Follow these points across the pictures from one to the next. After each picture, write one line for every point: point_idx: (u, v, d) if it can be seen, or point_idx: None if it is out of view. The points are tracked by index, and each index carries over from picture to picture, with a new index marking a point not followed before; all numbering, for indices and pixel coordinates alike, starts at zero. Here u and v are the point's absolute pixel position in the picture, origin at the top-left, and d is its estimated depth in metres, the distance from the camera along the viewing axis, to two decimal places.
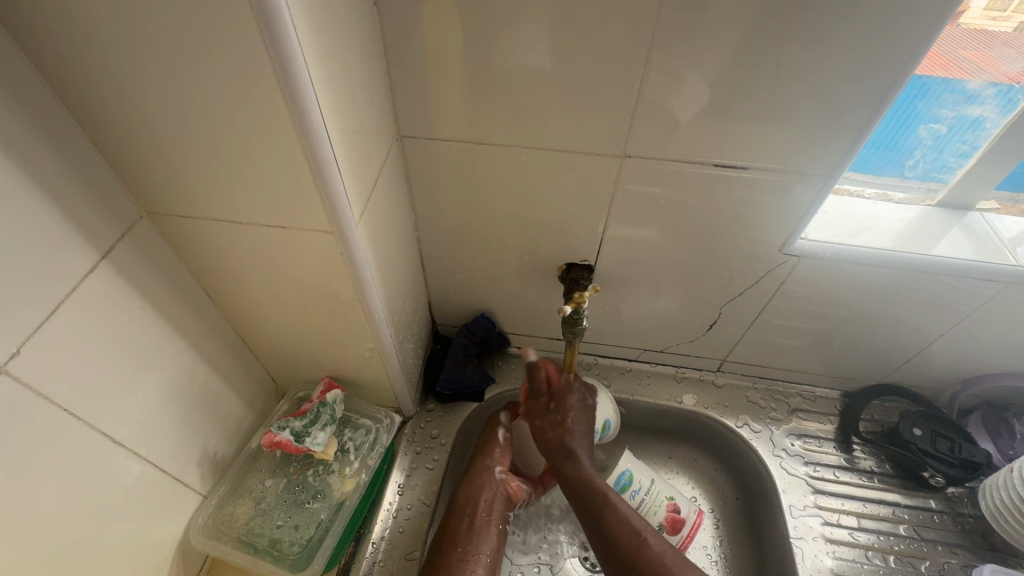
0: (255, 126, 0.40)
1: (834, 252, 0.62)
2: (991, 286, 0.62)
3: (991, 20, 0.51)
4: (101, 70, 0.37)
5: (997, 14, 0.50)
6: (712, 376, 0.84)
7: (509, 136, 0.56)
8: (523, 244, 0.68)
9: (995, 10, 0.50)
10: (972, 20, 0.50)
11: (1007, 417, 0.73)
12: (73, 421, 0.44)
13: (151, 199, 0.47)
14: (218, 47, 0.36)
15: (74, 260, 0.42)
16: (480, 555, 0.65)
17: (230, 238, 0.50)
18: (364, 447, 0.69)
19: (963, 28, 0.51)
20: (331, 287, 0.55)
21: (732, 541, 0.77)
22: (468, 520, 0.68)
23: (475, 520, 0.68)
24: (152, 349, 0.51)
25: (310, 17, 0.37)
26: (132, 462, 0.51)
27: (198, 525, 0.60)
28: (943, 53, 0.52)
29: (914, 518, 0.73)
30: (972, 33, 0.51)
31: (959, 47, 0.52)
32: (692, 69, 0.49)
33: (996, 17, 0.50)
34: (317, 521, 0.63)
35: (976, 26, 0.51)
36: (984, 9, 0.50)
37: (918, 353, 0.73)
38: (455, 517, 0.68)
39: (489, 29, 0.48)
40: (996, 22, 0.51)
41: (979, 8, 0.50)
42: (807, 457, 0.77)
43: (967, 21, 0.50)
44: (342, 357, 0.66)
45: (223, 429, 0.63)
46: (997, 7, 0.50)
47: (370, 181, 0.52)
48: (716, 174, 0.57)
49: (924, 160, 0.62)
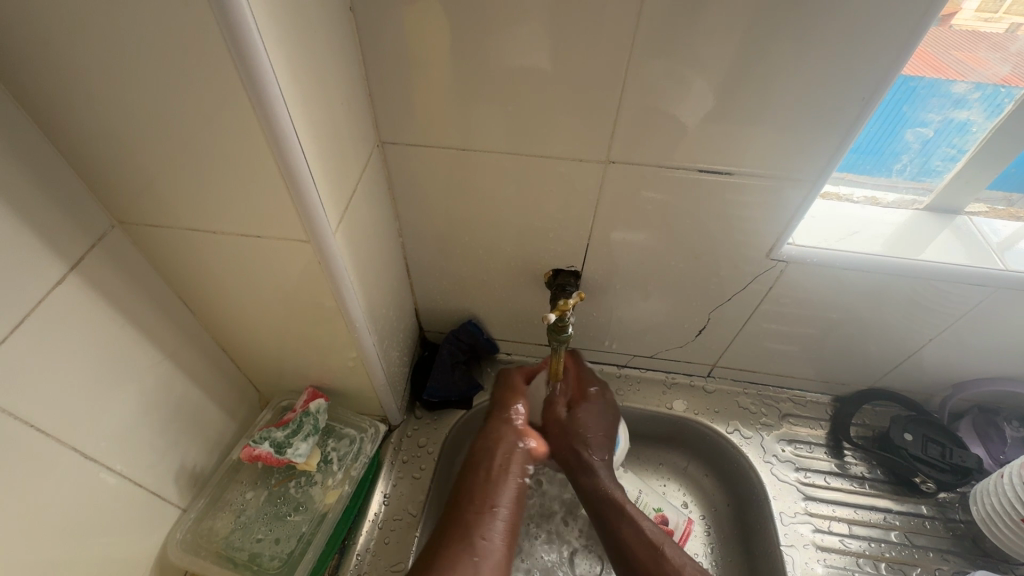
0: (225, 135, 0.39)
1: (821, 257, 0.61)
2: (979, 291, 0.61)
3: (984, 21, 0.50)
4: (65, 77, 0.36)
5: (989, 15, 0.49)
6: (702, 381, 0.83)
7: (491, 141, 0.56)
8: (509, 250, 0.68)
9: (987, 12, 0.49)
10: (964, 21, 0.49)
11: (997, 420, 0.74)
12: (42, 438, 0.43)
13: (124, 209, 0.46)
14: (182, 54, 0.35)
15: (41, 273, 0.41)
16: (504, 505, 0.59)
17: (204, 247, 0.49)
18: (347, 458, 0.68)
19: (955, 30, 0.50)
20: (311, 295, 0.54)
21: (724, 548, 0.76)
22: (487, 474, 0.61)
23: (496, 475, 0.61)
24: (126, 361, 0.50)
25: (278, 24, 0.37)
26: (106, 477, 0.50)
27: (176, 540, 0.58)
28: (936, 54, 0.51)
29: (905, 524, 0.72)
30: (965, 35, 0.50)
31: (950, 49, 0.51)
32: (672, 75, 0.48)
33: (989, 18, 0.49)
34: (298, 534, 0.63)
35: (969, 28, 0.50)
36: (975, 10, 0.49)
37: (908, 357, 0.73)
38: (475, 470, 0.62)
39: (469, 33, 0.48)
40: (989, 23, 0.50)
41: (971, 10, 0.48)
42: (797, 462, 0.76)
43: (960, 22, 0.49)
44: (325, 366, 0.65)
45: (202, 441, 0.62)
46: (989, 9, 0.49)
47: (348, 189, 0.51)
48: (702, 179, 0.56)
49: (911, 164, 0.61)
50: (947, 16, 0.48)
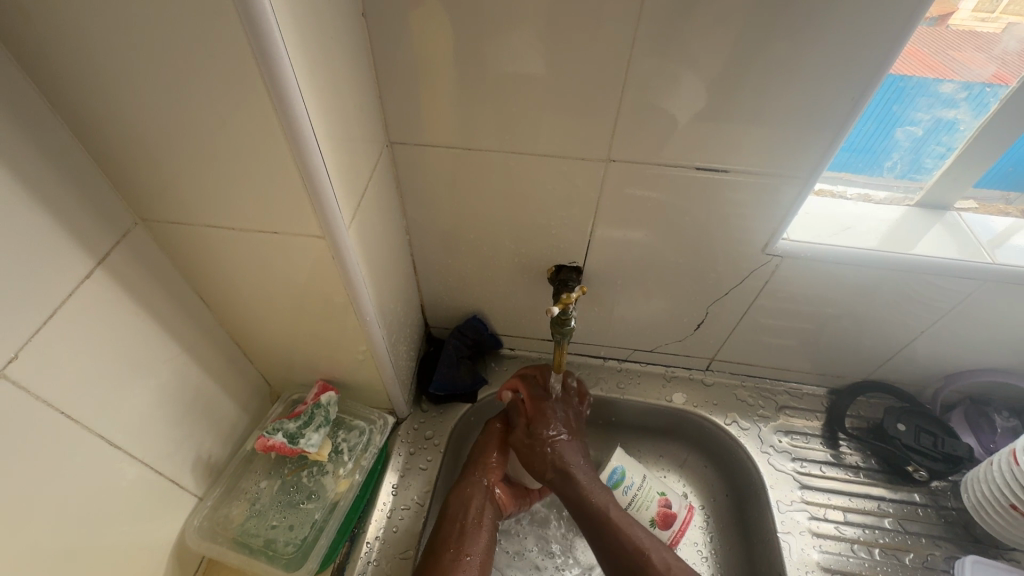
0: (245, 135, 0.41)
1: (815, 251, 0.63)
2: (968, 284, 0.63)
3: (980, 21, 0.52)
4: (97, 82, 0.39)
5: (985, 15, 0.51)
6: (700, 375, 0.85)
7: (496, 141, 0.58)
8: (513, 246, 0.70)
9: (983, 12, 0.51)
10: (960, 21, 0.52)
11: (988, 411, 0.76)
12: (69, 425, 0.45)
13: (146, 206, 0.48)
14: (207, 59, 0.37)
15: (70, 266, 0.43)
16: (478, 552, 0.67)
17: (222, 244, 0.51)
18: (357, 449, 0.70)
19: (952, 29, 0.52)
20: (323, 290, 0.56)
21: (722, 537, 0.78)
22: (460, 526, 0.69)
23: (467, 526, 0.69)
24: (147, 353, 0.52)
25: (298, 30, 0.39)
26: (128, 465, 0.52)
27: (194, 526, 0.61)
28: (932, 54, 0.54)
29: (898, 511, 0.74)
30: (961, 34, 0.52)
31: (947, 48, 0.53)
32: (670, 77, 0.50)
33: (984, 18, 0.52)
34: (311, 520, 0.64)
35: (965, 28, 0.52)
36: (972, 11, 0.51)
37: (901, 349, 0.75)
38: (448, 522, 0.69)
39: (476, 38, 0.50)
40: (984, 23, 0.52)
41: (967, 10, 0.51)
42: (794, 453, 0.78)
43: (956, 22, 0.52)
44: (335, 360, 0.67)
45: (217, 432, 0.64)
46: (984, 9, 0.51)
47: (359, 187, 0.53)
48: (699, 177, 0.58)
49: (902, 162, 0.63)
50: (943, 16, 0.51)
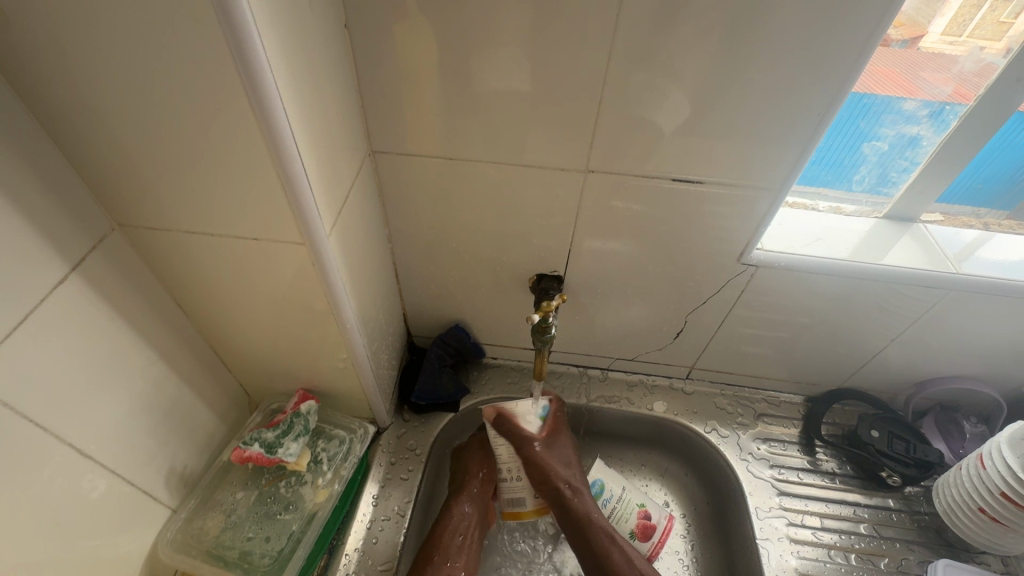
0: (226, 142, 0.42)
1: (789, 261, 0.65)
2: (935, 293, 0.65)
3: (949, 45, 0.55)
4: (75, 85, 0.38)
5: (953, 38, 0.55)
6: (681, 384, 0.86)
7: (477, 151, 0.59)
8: (494, 256, 0.70)
9: (951, 36, 0.54)
10: (930, 44, 0.55)
11: (957, 418, 0.78)
12: (39, 432, 0.44)
13: (124, 211, 0.48)
14: (188, 65, 0.37)
15: (44, 269, 0.42)
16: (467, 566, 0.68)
17: (199, 250, 0.51)
18: (337, 458, 0.69)
19: (922, 51, 0.55)
20: (303, 298, 0.56)
21: (703, 545, 0.78)
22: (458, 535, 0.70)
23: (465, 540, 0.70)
24: (120, 360, 0.51)
25: (279, 39, 0.39)
26: (100, 475, 0.51)
27: (167, 538, 0.60)
28: (903, 74, 0.57)
29: (873, 516, 0.76)
30: (931, 56, 0.56)
31: (917, 68, 0.56)
32: (646, 90, 0.52)
33: (953, 42, 0.55)
34: (289, 532, 0.64)
35: (935, 50, 0.56)
36: (940, 34, 0.54)
37: (873, 357, 0.77)
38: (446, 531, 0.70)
39: (458, 52, 0.51)
40: (953, 46, 0.55)
41: (936, 34, 0.54)
42: (772, 460, 0.79)
43: (926, 45, 0.55)
44: (315, 369, 0.67)
45: (193, 442, 0.63)
46: (952, 33, 0.54)
47: (341, 195, 0.53)
48: (674, 188, 0.60)
49: (869, 175, 0.66)
50: (913, 39, 0.54)
